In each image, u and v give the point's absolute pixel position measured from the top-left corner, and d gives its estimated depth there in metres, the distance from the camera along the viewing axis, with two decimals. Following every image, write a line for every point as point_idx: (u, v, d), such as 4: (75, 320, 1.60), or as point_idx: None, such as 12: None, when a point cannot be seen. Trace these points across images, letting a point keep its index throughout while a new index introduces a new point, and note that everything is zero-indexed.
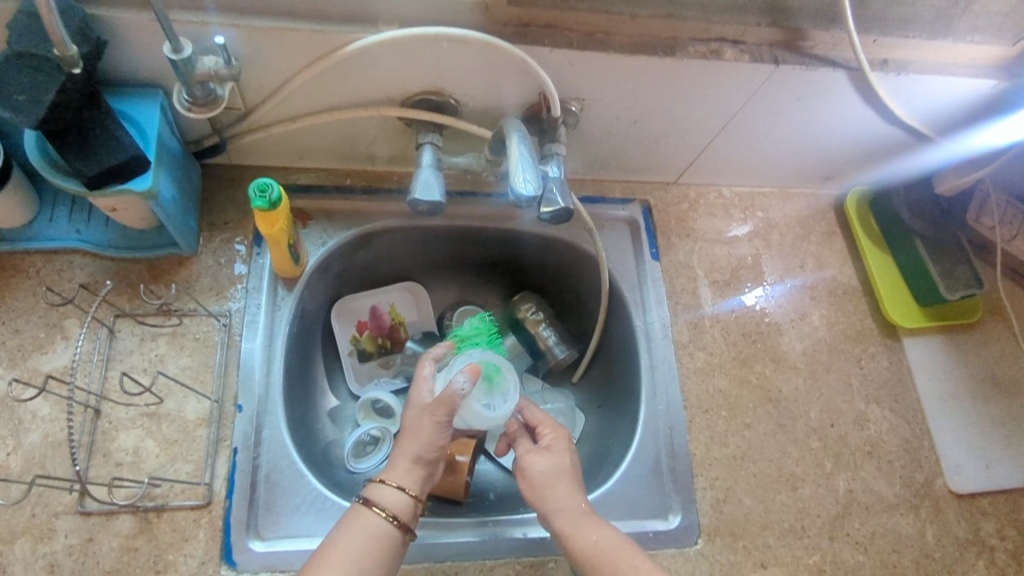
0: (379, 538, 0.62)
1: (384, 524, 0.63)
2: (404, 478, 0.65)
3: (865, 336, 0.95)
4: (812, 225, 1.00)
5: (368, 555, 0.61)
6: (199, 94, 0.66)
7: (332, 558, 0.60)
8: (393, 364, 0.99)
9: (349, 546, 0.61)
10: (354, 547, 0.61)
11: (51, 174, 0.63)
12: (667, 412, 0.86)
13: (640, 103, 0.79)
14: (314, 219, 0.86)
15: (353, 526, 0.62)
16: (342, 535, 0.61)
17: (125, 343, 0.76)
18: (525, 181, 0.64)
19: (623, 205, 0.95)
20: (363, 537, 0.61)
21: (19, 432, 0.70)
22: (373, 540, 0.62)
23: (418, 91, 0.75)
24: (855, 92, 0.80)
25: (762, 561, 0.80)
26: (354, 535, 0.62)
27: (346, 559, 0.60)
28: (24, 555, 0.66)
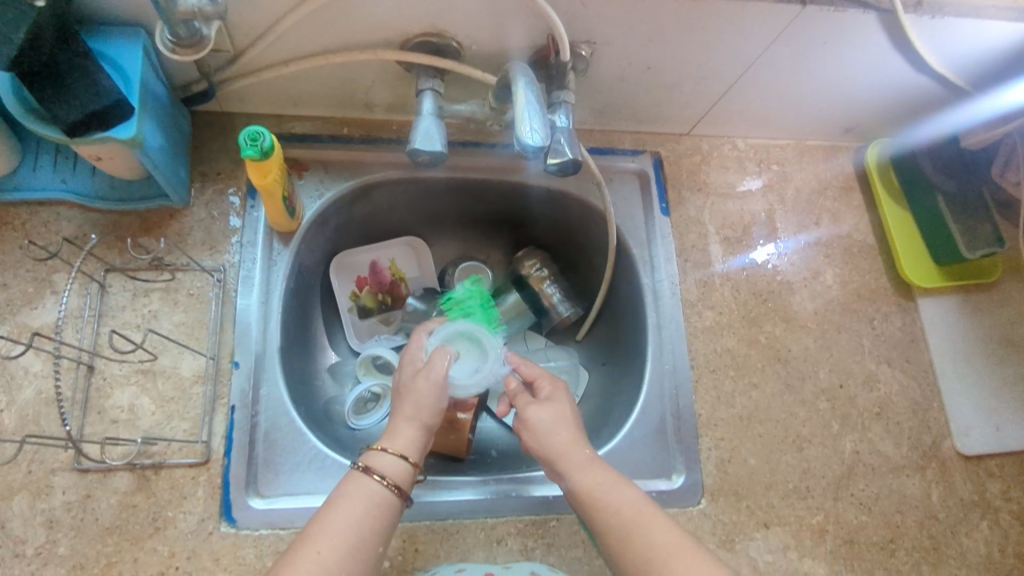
0: (380, 504, 0.61)
1: (385, 491, 0.61)
2: (403, 444, 0.65)
3: (879, 295, 0.92)
4: (829, 180, 0.96)
5: (368, 522, 0.59)
6: (183, 34, 0.62)
7: (335, 524, 0.58)
8: (394, 320, 0.97)
9: (350, 513, 0.59)
10: (355, 514, 0.59)
11: (27, 119, 0.59)
12: (673, 372, 0.84)
13: (655, 46, 0.75)
14: (310, 169, 0.83)
15: (354, 492, 0.61)
16: (344, 501, 0.60)
17: (117, 299, 0.73)
18: (532, 131, 0.60)
19: (633, 156, 0.91)
20: (365, 504, 0.60)
21: (12, 387, 0.69)
22: (374, 508, 0.60)
23: (419, 33, 0.70)
24: (886, 36, 0.75)
25: (765, 520, 0.80)
26: (356, 501, 0.60)
27: (348, 526, 0.58)
28: (22, 510, 0.66)
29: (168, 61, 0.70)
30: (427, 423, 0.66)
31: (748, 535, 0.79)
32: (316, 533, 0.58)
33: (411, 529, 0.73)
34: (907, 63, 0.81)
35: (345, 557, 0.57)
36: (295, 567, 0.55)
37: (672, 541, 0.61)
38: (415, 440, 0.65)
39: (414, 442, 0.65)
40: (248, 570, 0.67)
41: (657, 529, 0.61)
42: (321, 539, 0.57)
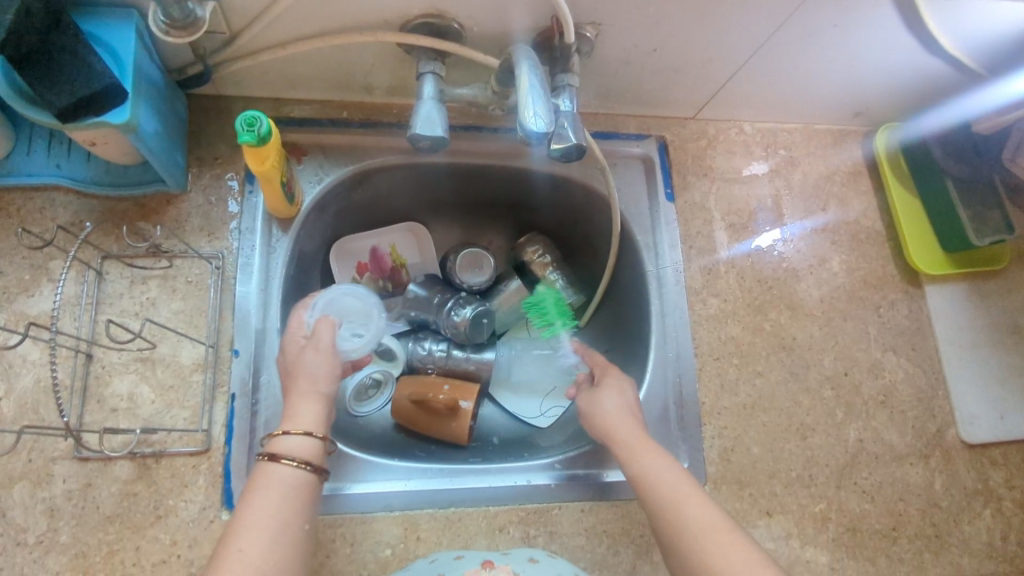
0: (297, 486, 0.59)
1: (298, 472, 0.60)
2: (309, 421, 0.63)
3: (886, 283, 0.91)
4: (837, 164, 0.95)
5: (289, 506, 0.58)
6: (177, 15, 0.61)
7: (252, 517, 0.56)
8: (395, 307, 0.97)
9: (267, 501, 0.57)
10: (273, 502, 0.57)
11: (19, 105, 0.58)
12: (677, 360, 0.83)
13: (662, 28, 0.73)
14: (309, 154, 0.81)
15: (268, 482, 0.58)
16: (259, 494, 0.58)
17: (115, 286, 0.72)
18: (536, 117, 0.58)
19: (638, 140, 0.89)
20: (281, 489, 0.58)
21: (10, 375, 0.68)
22: (293, 491, 0.59)
23: (419, 14, 0.68)
24: (898, 15, 0.73)
25: (768, 509, 0.79)
26: (270, 489, 0.58)
27: (267, 515, 0.56)
28: (23, 499, 0.65)
29: (161, 43, 0.68)
30: (327, 393, 0.65)
31: (751, 523, 0.78)
32: (235, 532, 0.55)
33: (413, 517, 0.72)
34: (920, 45, 0.79)
35: (273, 544, 0.55)
36: (219, 569, 0.53)
37: (709, 520, 0.61)
38: (319, 415, 0.64)
39: (320, 416, 0.64)
40: None
41: (693, 505, 0.62)
42: (241, 536, 0.55)
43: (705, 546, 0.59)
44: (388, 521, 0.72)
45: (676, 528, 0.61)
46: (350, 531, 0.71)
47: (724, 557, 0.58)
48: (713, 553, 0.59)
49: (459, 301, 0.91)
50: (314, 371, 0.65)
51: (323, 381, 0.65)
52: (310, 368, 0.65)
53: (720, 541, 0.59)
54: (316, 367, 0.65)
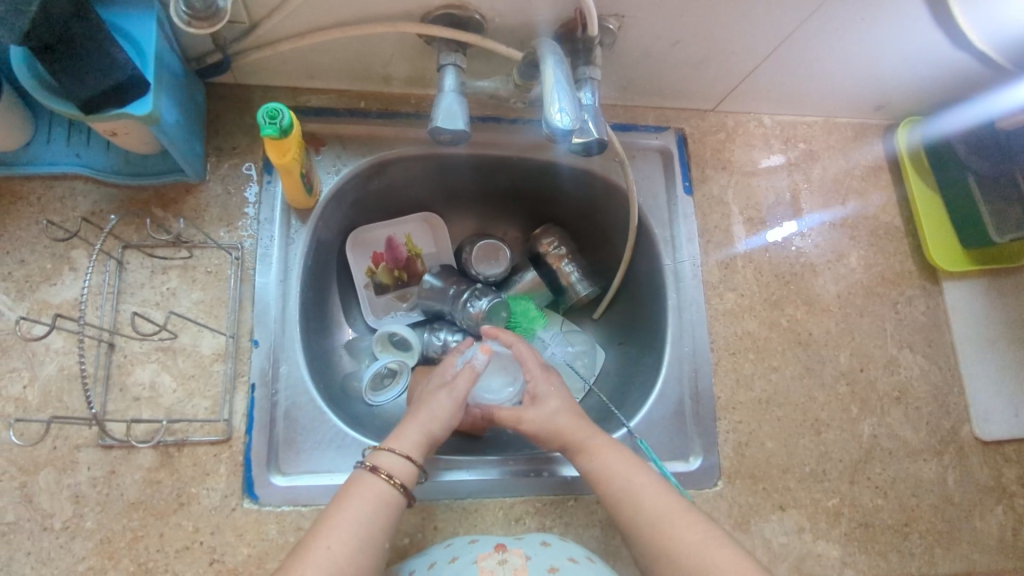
0: (386, 500, 0.63)
1: (392, 490, 0.63)
2: (409, 446, 0.67)
3: (904, 279, 0.91)
4: (857, 159, 0.94)
5: (377, 518, 0.61)
6: (199, 5, 0.60)
7: (343, 520, 0.60)
8: (411, 297, 0.97)
9: (358, 509, 0.61)
10: (362, 510, 0.61)
11: (42, 95, 0.58)
12: (692, 354, 0.83)
13: (686, 20, 0.72)
14: (327, 144, 0.81)
15: (364, 491, 0.62)
16: (354, 499, 0.61)
17: (136, 276, 0.73)
18: (562, 113, 0.58)
19: (656, 132, 0.89)
20: (372, 500, 0.62)
21: (34, 364, 0.69)
22: (382, 505, 0.62)
23: (440, 5, 0.68)
24: (927, 8, 0.72)
25: (782, 503, 0.80)
26: (362, 497, 0.62)
27: (355, 522, 0.60)
28: (48, 485, 0.66)
29: (181, 33, 0.68)
30: (437, 434, 0.69)
31: (764, 517, 0.79)
32: (323, 529, 0.59)
33: (431, 507, 0.73)
34: (947, 38, 0.78)
35: (355, 550, 0.58)
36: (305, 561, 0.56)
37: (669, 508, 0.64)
38: (420, 442, 0.68)
39: (419, 446, 0.68)
40: (272, 546, 0.68)
41: (697, 524, 0.62)
42: (330, 535, 0.58)
43: (667, 530, 0.62)
44: (406, 510, 0.73)
45: (636, 519, 0.64)
46: None
47: (684, 539, 0.61)
48: (675, 535, 0.61)
49: (474, 292, 0.91)
50: (438, 410, 0.70)
51: (436, 419, 0.70)
52: (434, 407, 0.70)
53: (679, 526, 0.62)
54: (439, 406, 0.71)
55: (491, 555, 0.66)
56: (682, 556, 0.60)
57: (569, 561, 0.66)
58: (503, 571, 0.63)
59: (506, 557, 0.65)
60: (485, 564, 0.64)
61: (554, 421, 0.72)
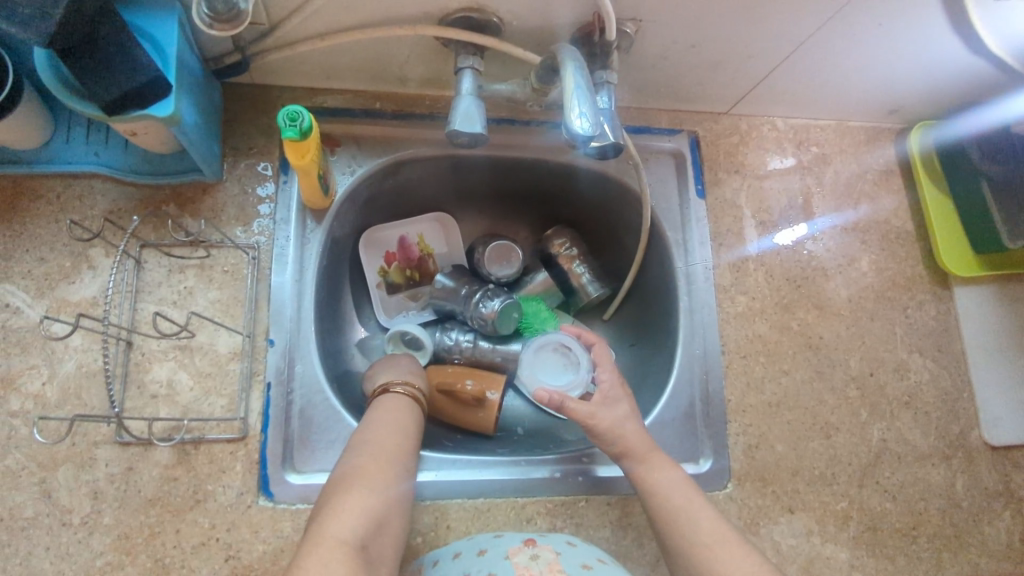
0: (404, 404, 0.73)
1: (406, 398, 0.73)
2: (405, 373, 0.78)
3: (914, 284, 0.91)
4: (869, 164, 0.94)
5: (407, 419, 0.71)
6: (221, 9, 0.61)
7: (378, 421, 0.69)
8: (422, 297, 0.98)
9: (387, 411, 0.70)
10: (389, 410, 0.71)
11: (66, 96, 0.59)
12: (703, 356, 0.84)
13: (703, 24, 0.72)
14: (342, 145, 0.81)
15: (390, 401, 0.72)
16: (385, 408, 0.71)
17: (153, 275, 0.73)
18: (582, 119, 0.58)
19: (669, 135, 0.89)
20: (394, 404, 0.72)
21: (53, 361, 0.70)
22: (407, 409, 0.72)
23: (458, 8, 0.68)
24: (945, 13, 0.72)
25: (791, 505, 0.80)
26: (385, 405, 0.71)
27: (393, 422, 0.69)
28: (67, 482, 0.67)
29: (201, 33, 0.68)
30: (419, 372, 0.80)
31: (773, 519, 0.80)
32: (366, 430, 0.67)
33: (443, 506, 0.74)
34: (964, 44, 0.78)
35: (398, 435, 0.68)
36: (360, 456, 0.64)
37: (715, 529, 0.65)
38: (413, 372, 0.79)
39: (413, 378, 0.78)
40: (287, 543, 0.69)
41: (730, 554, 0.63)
42: (372, 432, 0.67)
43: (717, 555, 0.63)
44: (418, 509, 0.73)
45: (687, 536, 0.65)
46: None
47: (730, 565, 0.62)
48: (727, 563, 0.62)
49: (486, 293, 0.91)
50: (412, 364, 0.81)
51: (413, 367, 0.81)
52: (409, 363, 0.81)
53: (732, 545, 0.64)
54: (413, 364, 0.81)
55: (522, 549, 0.66)
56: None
57: (599, 561, 0.67)
58: (537, 566, 0.64)
59: (538, 552, 0.66)
60: (518, 560, 0.65)
61: (624, 426, 0.73)
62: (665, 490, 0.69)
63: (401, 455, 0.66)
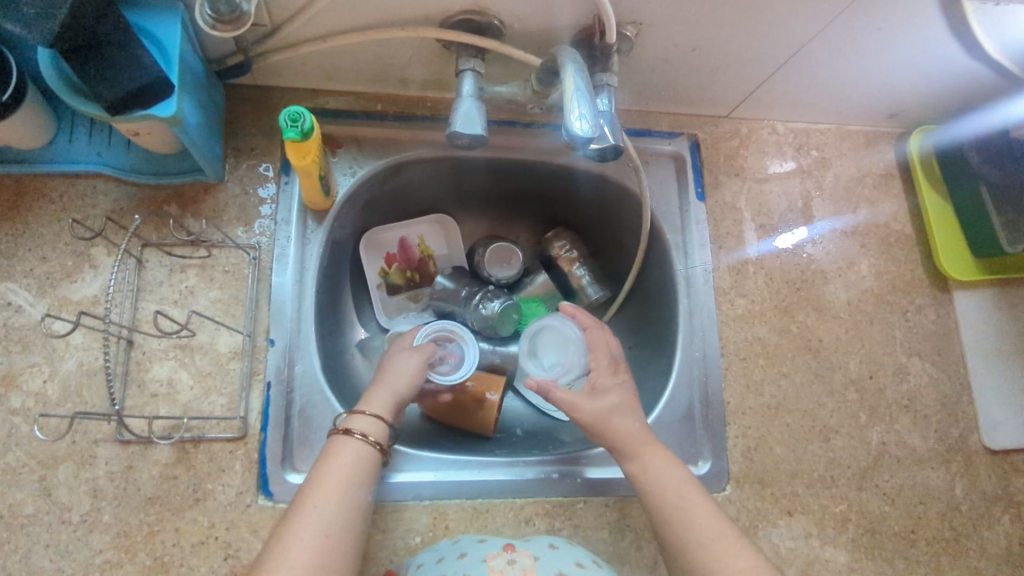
0: (364, 457, 0.66)
1: (369, 446, 0.67)
2: (377, 407, 0.71)
3: (914, 287, 0.91)
4: (868, 168, 0.94)
5: (357, 473, 0.65)
6: (224, 10, 0.61)
7: (325, 479, 0.63)
8: (422, 298, 0.98)
9: (339, 467, 0.64)
10: (343, 468, 0.64)
11: (69, 96, 0.59)
12: (703, 359, 0.84)
13: (703, 28, 0.73)
14: (343, 146, 0.82)
15: (342, 450, 0.66)
16: (334, 459, 0.65)
17: (155, 274, 0.74)
18: (582, 121, 0.58)
19: (670, 138, 0.89)
20: (350, 458, 0.65)
21: (54, 359, 0.70)
22: (360, 462, 0.66)
23: (459, 11, 0.68)
24: (944, 19, 0.72)
25: (789, 508, 0.80)
26: (340, 456, 0.65)
27: (340, 478, 0.63)
28: (67, 479, 0.67)
29: (204, 34, 0.69)
30: (400, 393, 0.73)
31: (772, 522, 0.80)
32: (308, 490, 0.62)
33: (442, 506, 0.74)
34: (963, 48, 0.78)
35: (342, 503, 0.62)
36: (295, 523, 0.59)
37: (723, 529, 0.64)
38: (387, 403, 0.72)
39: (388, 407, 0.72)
40: None
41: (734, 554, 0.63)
42: (314, 495, 0.61)
43: (714, 554, 0.63)
44: (416, 509, 0.74)
45: (696, 537, 0.64)
46: (382, 517, 0.73)
47: (733, 566, 0.62)
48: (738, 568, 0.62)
49: (487, 293, 0.93)
50: (396, 373, 0.74)
51: (396, 381, 0.74)
52: (393, 373, 0.75)
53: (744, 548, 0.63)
54: (400, 369, 0.75)
55: (500, 553, 0.66)
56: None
57: (577, 566, 0.66)
58: (512, 571, 0.64)
59: (515, 557, 0.66)
60: (495, 562, 0.65)
61: (610, 419, 0.71)
62: (673, 487, 0.67)
63: (336, 531, 0.60)
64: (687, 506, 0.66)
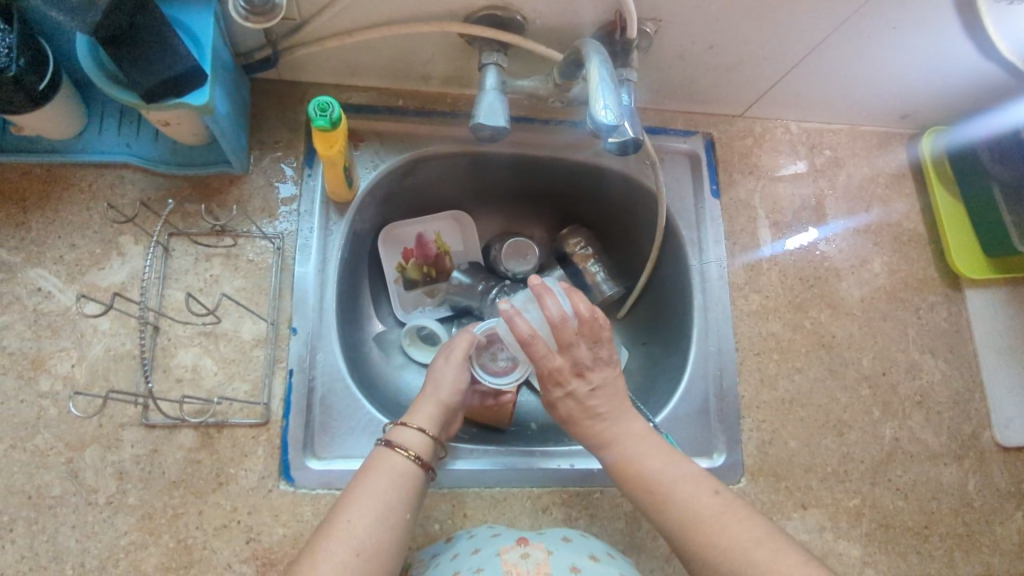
0: (405, 474, 0.66)
1: (410, 462, 0.67)
2: (420, 420, 0.71)
3: (927, 286, 0.92)
4: (881, 167, 0.96)
5: (395, 490, 0.64)
6: (257, 2, 0.63)
7: (361, 496, 0.63)
8: (438, 293, 0.99)
9: (377, 483, 0.64)
10: (381, 485, 0.64)
11: (106, 84, 0.61)
12: (718, 353, 0.85)
13: (721, 26, 0.74)
14: (365, 140, 0.83)
15: (382, 465, 0.66)
16: (373, 473, 0.65)
17: (181, 263, 0.75)
18: (607, 110, 0.60)
19: (685, 137, 0.91)
20: (390, 474, 0.65)
21: (82, 344, 0.71)
22: (399, 478, 0.65)
23: (485, 6, 0.70)
24: (958, 19, 0.74)
25: (804, 501, 0.81)
26: (379, 472, 0.65)
27: (377, 493, 0.63)
28: (94, 461, 0.69)
29: (234, 26, 0.71)
30: (445, 402, 0.73)
31: (786, 514, 0.80)
32: (345, 504, 0.62)
33: (460, 495, 0.75)
34: (977, 49, 0.79)
35: (377, 521, 0.61)
36: (330, 536, 0.59)
37: (716, 507, 0.64)
38: (432, 417, 0.72)
39: (433, 419, 0.72)
40: (306, 527, 0.70)
41: (736, 525, 0.62)
42: (349, 510, 0.61)
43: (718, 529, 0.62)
44: (435, 497, 0.74)
45: (688, 524, 0.63)
46: None
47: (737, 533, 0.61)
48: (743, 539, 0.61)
49: (503, 288, 0.96)
50: (438, 381, 0.74)
51: (439, 391, 0.73)
52: (436, 380, 0.74)
53: (739, 524, 0.62)
54: (441, 375, 0.74)
55: (512, 547, 0.66)
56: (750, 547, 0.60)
57: (589, 560, 0.66)
58: (526, 565, 0.64)
59: (529, 551, 0.66)
60: (508, 557, 0.65)
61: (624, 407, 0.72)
62: (664, 476, 0.67)
63: (368, 551, 0.60)
64: (678, 495, 0.65)
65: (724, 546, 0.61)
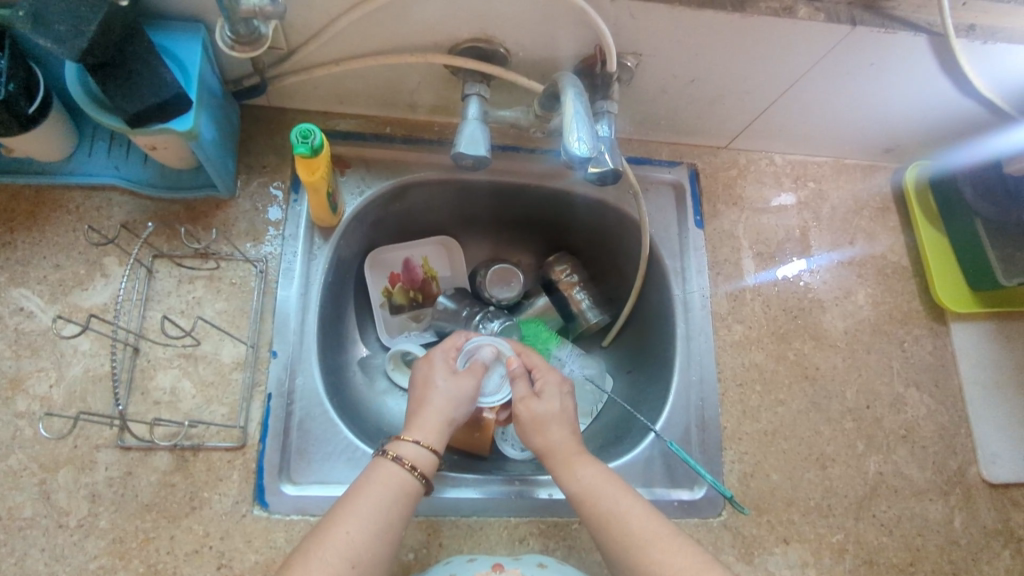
0: (407, 490, 0.65)
1: (414, 481, 0.66)
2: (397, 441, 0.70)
3: (911, 319, 0.92)
4: (865, 200, 0.96)
5: (397, 507, 0.64)
6: (243, 32, 0.64)
7: (362, 508, 0.62)
8: (424, 318, 0.99)
9: (382, 499, 0.63)
10: (385, 500, 0.63)
11: (93, 109, 0.62)
12: (700, 382, 0.85)
13: (701, 62, 0.76)
14: (352, 166, 0.84)
15: (387, 480, 0.64)
16: (377, 488, 0.64)
17: (163, 285, 0.76)
18: (580, 142, 0.61)
19: (669, 167, 0.92)
20: (395, 492, 0.64)
21: (62, 364, 0.71)
22: (405, 497, 0.65)
23: (468, 38, 0.72)
24: (936, 60, 0.75)
25: (785, 536, 0.80)
26: (385, 486, 0.64)
27: (379, 507, 0.62)
28: (67, 483, 0.68)
29: (222, 55, 0.72)
30: (451, 417, 0.71)
31: (768, 549, 0.79)
32: (345, 515, 0.61)
33: (436, 523, 0.74)
34: (952, 86, 0.80)
35: (376, 536, 0.61)
36: (327, 541, 0.59)
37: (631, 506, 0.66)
38: None
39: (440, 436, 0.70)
40: (279, 554, 0.70)
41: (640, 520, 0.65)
42: (349, 521, 0.61)
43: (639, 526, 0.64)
44: (412, 525, 0.73)
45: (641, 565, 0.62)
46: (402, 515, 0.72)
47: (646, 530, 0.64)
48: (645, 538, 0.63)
49: (486, 314, 0.95)
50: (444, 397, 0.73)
51: (451, 409, 0.72)
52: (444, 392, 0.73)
53: (671, 555, 0.62)
54: (459, 395, 0.73)
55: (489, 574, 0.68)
56: (650, 543, 0.63)
57: None
58: None
59: None
60: None
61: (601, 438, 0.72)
62: (624, 514, 0.65)
63: (363, 562, 0.59)
64: (635, 533, 0.64)
65: (640, 546, 0.63)
